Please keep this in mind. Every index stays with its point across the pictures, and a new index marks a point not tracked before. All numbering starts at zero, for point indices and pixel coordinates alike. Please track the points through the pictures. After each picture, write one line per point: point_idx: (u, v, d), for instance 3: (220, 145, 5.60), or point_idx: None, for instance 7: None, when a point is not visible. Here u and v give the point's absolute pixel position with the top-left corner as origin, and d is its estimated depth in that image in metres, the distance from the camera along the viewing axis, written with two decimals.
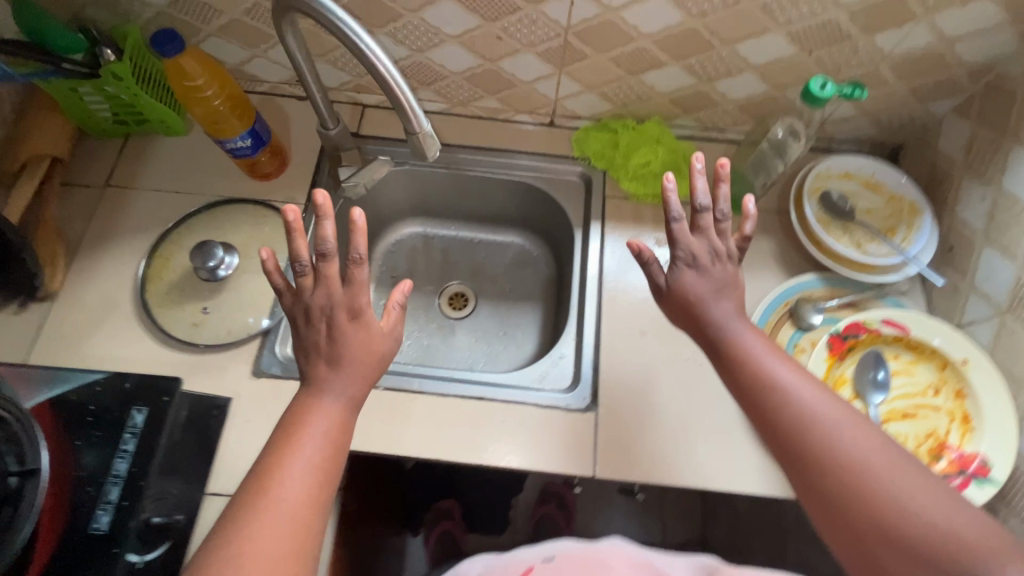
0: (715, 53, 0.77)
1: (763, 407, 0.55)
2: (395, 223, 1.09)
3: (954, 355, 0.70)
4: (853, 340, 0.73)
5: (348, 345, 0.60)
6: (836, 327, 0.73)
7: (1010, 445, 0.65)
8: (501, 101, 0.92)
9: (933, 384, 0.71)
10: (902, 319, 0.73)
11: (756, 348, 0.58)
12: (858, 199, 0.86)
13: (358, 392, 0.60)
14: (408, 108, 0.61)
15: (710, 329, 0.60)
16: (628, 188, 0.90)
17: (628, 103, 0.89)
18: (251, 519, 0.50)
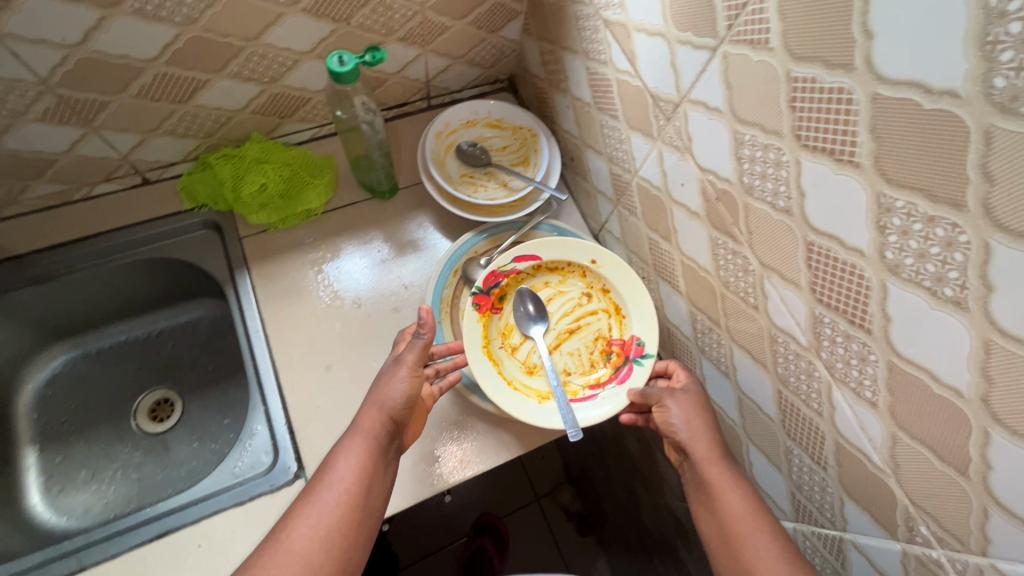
0: (250, 53, 0.68)
1: (733, 551, 0.54)
2: (35, 361, 0.88)
3: (585, 259, 0.74)
4: (498, 289, 0.73)
5: (384, 390, 0.63)
6: (475, 286, 0.72)
7: (650, 317, 0.69)
8: (58, 181, 0.74)
9: (584, 293, 0.75)
10: (529, 250, 0.74)
11: (722, 479, 0.58)
12: (487, 140, 0.87)
13: (384, 424, 0.61)
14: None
15: (703, 453, 0.60)
16: (258, 221, 0.79)
17: (212, 131, 0.77)
18: (276, 541, 0.55)
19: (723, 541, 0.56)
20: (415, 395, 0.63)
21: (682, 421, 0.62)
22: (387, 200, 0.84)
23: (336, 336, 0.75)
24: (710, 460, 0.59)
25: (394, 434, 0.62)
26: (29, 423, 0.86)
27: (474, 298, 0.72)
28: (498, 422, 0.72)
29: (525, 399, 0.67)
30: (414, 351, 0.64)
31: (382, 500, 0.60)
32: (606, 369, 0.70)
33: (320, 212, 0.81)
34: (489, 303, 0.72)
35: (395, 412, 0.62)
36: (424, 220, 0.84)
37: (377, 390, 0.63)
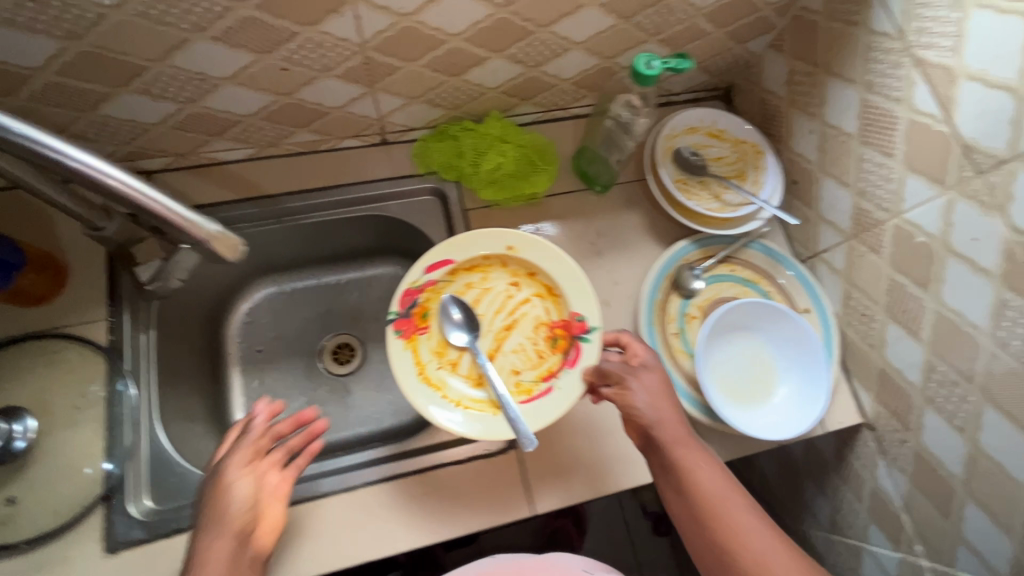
0: (535, 38, 0.69)
1: (704, 531, 0.59)
2: (245, 291, 0.95)
3: (501, 249, 0.76)
4: (417, 308, 0.73)
5: (213, 510, 0.59)
6: (393, 312, 0.71)
7: (586, 295, 0.72)
8: (318, 131, 0.78)
9: (510, 283, 0.77)
10: (436, 258, 0.74)
11: (694, 455, 0.62)
12: (707, 149, 0.87)
13: (234, 545, 0.56)
14: (151, 201, 0.49)
15: (675, 434, 0.63)
16: (486, 197, 0.82)
17: (462, 104, 0.79)
18: None
19: (693, 517, 0.60)
20: (250, 503, 0.60)
21: (646, 404, 0.65)
22: (599, 194, 0.86)
23: None
24: (685, 438, 0.63)
25: (247, 546, 0.57)
26: (233, 346, 0.93)
27: (393, 326, 0.71)
28: (697, 429, 0.75)
29: (481, 414, 0.68)
30: (247, 445, 0.63)
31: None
32: (556, 357, 0.72)
33: (540, 197, 0.84)
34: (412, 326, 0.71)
35: (246, 522, 0.58)
36: (633, 219, 0.86)
37: (208, 513, 0.59)
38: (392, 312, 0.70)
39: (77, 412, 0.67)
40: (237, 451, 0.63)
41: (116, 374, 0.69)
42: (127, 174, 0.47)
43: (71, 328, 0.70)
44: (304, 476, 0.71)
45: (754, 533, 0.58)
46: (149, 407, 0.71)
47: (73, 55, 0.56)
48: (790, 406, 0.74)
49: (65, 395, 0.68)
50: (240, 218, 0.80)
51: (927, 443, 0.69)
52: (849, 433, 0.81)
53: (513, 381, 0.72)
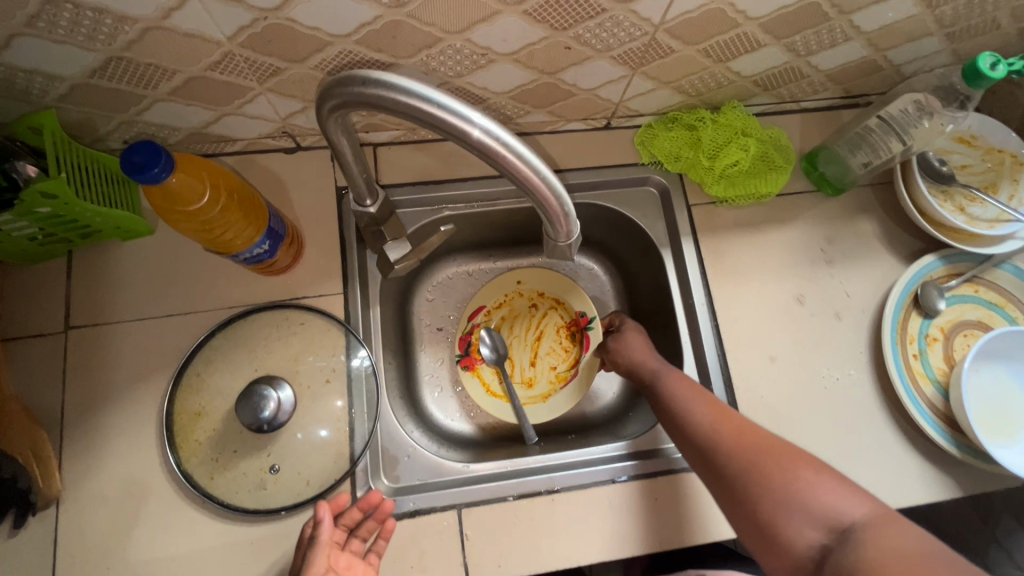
0: (827, 25, 0.63)
1: (689, 441, 0.60)
2: (429, 269, 0.93)
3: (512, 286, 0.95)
4: (472, 347, 0.90)
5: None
6: (459, 355, 0.89)
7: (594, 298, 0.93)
8: (552, 113, 0.74)
9: (530, 306, 0.96)
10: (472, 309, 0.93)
11: (665, 368, 0.67)
12: (951, 156, 0.80)
13: None
14: (538, 182, 0.41)
15: (654, 365, 0.69)
16: (715, 193, 0.77)
17: (705, 92, 0.74)
18: None
19: (666, 420, 0.64)
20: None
21: (636, 347, 0.73)
22: (829, 197, 0.80)
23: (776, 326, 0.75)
24: (661, 367, 0.68)
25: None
26: (417, 324, 0.92)
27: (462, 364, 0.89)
28: (937, 459, 0.70)
29: (536, 406, 0.89)
30: (311, 567, 0.56)
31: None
32: (576, 348, 0.94)
33: (769, 197, 0.79)
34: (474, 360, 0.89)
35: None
36: (867, 226, 0.79)
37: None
38: (457, 355, 0.89)
39: (324, 385, 0.67)
40: (313, 567, 0.56)
41: (353, 344, 0.69)
42: (525, 152, 0.40)
43: (308, 299, 0.70)
44: (527, 466, 0.72)
45: (756, 433, 0.57)
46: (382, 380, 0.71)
47: (383, 24, 0.53)
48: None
49: (309, 365, 0.68)
50: (460, 198, 0.78)
51: None
52: None
53: (557, 372, 0.93)
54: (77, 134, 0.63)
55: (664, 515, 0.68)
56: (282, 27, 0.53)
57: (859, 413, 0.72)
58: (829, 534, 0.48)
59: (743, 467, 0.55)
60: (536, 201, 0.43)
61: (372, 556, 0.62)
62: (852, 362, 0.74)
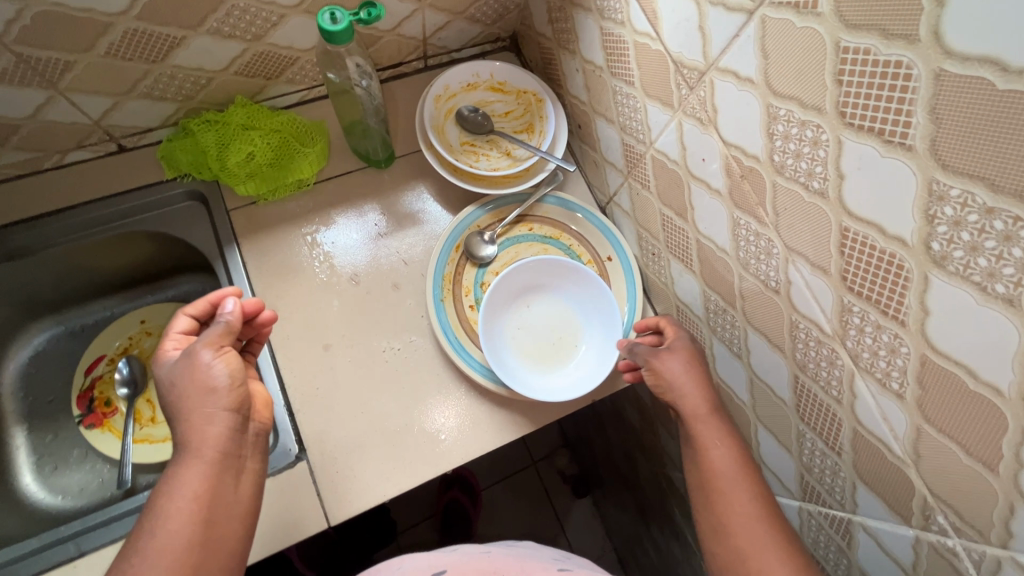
0: (228, 6, 0.61)
1: (702, 484, 0.58)
2: (18, 339, 0.84)
3: (137, 327, 0.89)
4: (97, 401, 0.84)
5: (200, 392, 0.54)
6: (78, 415, 0.83)
7: None
8: (28, 148, 0.69)
9: (162, 343, 0.89)
10: (91, 359, 0.86)
11: (695, 402, 0.61)
12: (489, 106, 0.82)
13: (219, 447, 0.53)
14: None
15: (706, 409, 0.61)
16: (245, 191, 0.74)
17: (192, 94, 0.71)
18: (182, 473, 0.51)
19: (702, 489, 0.58)
20: (241, 381, 0.57)
21: (681, 374, 0.63)
22: (383, 169, 0.79)
23: (333, 312, 0.73)
24: (704, 417, 0.60)
25: (248, 423, 0.57)
26: (12, 401, 0.82)
27: (84, 424, 0.83)
28: (500, 403, 0.71)
29: None
30: (214, 331, 0.57)
31: (252, 491, 0.55)
32: None
33: (313, 182, 0.77)
34: (96, 415, 0.83)
35: (243, 400, 0.56)
36: (423, 190, 0.80)
37: (189, 394, 0.54)
38: (75, 417, 0.83)
39: None
40: (206, 334, 0.57)
41: None
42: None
43: None
44: (68, 532, 0.65)
45: (748, 512, 0.55)
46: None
47: None
48: (596, 358, 0.71)
49: None
50: None
51: (721, 376, 0.67)
52: None
53: None
54: None
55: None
56: None
57: (422, 377, 0.71)
58: None
59: (750, 519, 0.54)
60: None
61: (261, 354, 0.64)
62: (412, 328, 0.73)
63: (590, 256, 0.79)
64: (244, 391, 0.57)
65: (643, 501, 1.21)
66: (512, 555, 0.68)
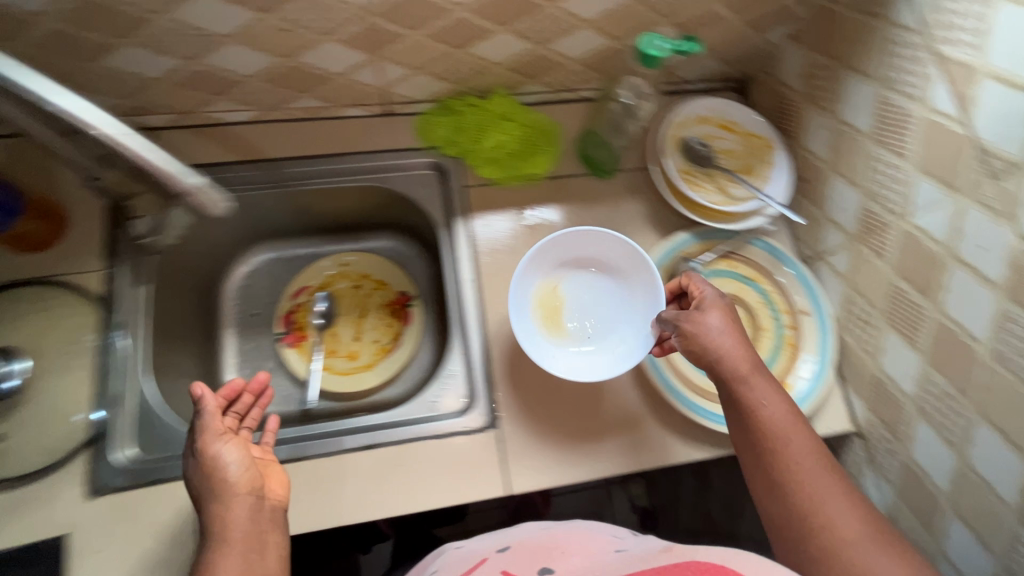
0: (541, 13, 0.68)
1: (751, 436, 0.60)
2: (243, 254, 0.95)
3: (337, 267, 0.98)
4: (295, 325, 0.94)
5: (216, 483, 0.60)
6: (279, 332, 0.94)
7: (409, 279, 0.99)
8: (322, 98, 0.78)
9: (354, 287, 0.98)
10: (297, 286, 0.96)
11: (740, 356, 0.62)
12: (716, 141, 0.85)
13: (247, 522, 0.58)
14: (154, 163, 0.50)
15: (746, 366, 0.62)
16: (485, 174, 0.81)
17: (466, 79, 0.78)
18: (218, 558, 0.56)
19: (755, 444, 0.60)
20: (249, 463, 0.62)
21: (719, 332, 0.63)
22: (603, 179, 0.84)
23: (540, 301, 0.78)
24: (742, 376, 0.61)
25: (264, 501, 0.61)
26: (229, 308, 0.93)
27: (282, 341, 0.93)
28: (680, 423, 0.74)
29: (359, 376, 0.93)
30: (208, 423, 0.64)
31: (278, 564, 0.58)
32: (399, 323, 0.97)
33: (541, 178, 0.83)
34: (295, 336, 0.93)
35: (257, 483, 0.61)
36: (637, 206, 0.84)
37: (205, 487, 0.60)
38: (276, 333, 0.94)
39: (72, 358, 0.69)
40: (207, 429, 0.63)
41: (110, 323, 0.71)
42: (123, 131, 0.48)
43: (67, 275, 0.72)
44: (287, 437, 0.73)
45: (807, 454, 0.58)
46: (144, 356, 0.72)
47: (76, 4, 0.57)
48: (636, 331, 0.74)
49: (61, 342, 0.69)
50: (239, 180, 0.80)
51: (915, 457, 0.67)
52: (840, 442, 0.79)
53: (380, 346, 0.95)
54: None
55: (410, 482, 0.70)
56: None
57: (610, 380, 0.75)
58: None
59: (811, 469, 0.57)
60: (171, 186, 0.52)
61: (265, 444, 0.68)
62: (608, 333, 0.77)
63: (785, 305, 0.80)
64: (256, 471, 0.62)
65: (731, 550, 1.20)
66: (576, 530, 0.67)
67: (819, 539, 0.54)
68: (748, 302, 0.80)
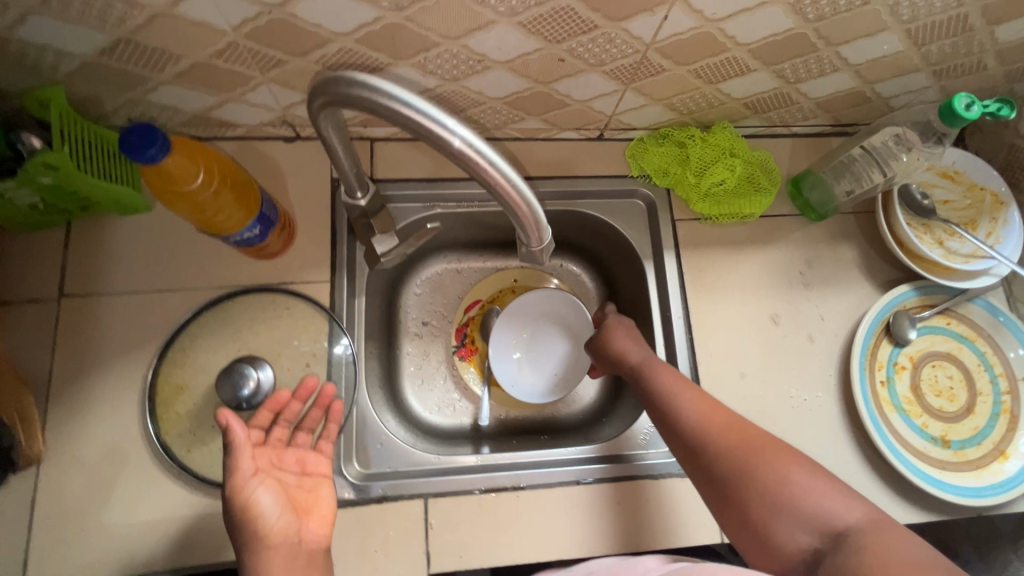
0: (815, 56, 0.65)
1: (659, 416, 0.64)
2: (421, 263, 0.95)
3: (508, 283, 0.98)
4: (467, 339, 0.95)
5: (252, 532, 0.53)
6: (453, 345, 0.94)
7: None
8: (546, 121, 0.77)
9: None
10: (469, 299, 0.96)
11: (632, 350, 0.71)
12: (935, 190, 0.82)
13: (281, 551, 0.53)
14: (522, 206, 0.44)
15: (638, 360, 0.69)
16: (699, 210, 0.79)
17: (696, 110, 0.76)
18: None
19: (661, 419, 0.63)
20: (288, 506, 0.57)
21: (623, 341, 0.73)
22: (811, 222, 0.82)
23: (752, 345, 0.76)
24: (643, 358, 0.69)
25: (302, 544, 0.55)
26: (405, 316, 0.94)
27: (457, 355, 0.94)
28: (898, 485, 0.72)
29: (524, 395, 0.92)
30: (244, 458, 0.56)
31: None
32: None
33: (752, 217, 0.81)
34: (469, 350, 0.94)
35: (293, 529, 0.56)
36: (846, 252, 0.81)
37: (240, 535, 0.54)
38: (451, 346, 0.94)
39: (304, 368, 0.70)
40: (240, 468, 0.56)
41: (335, 332, 0.71)
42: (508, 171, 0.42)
43: (296, 284, 0.73)
44: (497, 462, 0.73)
45: (728, 424, 0.60)
46: (360, 369, 0.73)
47: (382, 26, 0.56)
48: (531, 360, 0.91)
49: (293, 350, 0.70)
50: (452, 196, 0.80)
51: None
52: None
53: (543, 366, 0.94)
54: (81, 108, 0.64)
55: (629, 521, 0.69)
56: (286, 22, 0.55)
57: (826, 434, 0.73)
58: (822, 539, 0.50)
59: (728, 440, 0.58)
60: (525, 234, 0.47)
61: (320, 453, 0.64)
62: (821, 384, 0.75)
63: (1004, 369, 0.77)
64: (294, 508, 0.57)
65: None
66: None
67: (755, 480, 0.54)
68: (964, 363, 0.77)
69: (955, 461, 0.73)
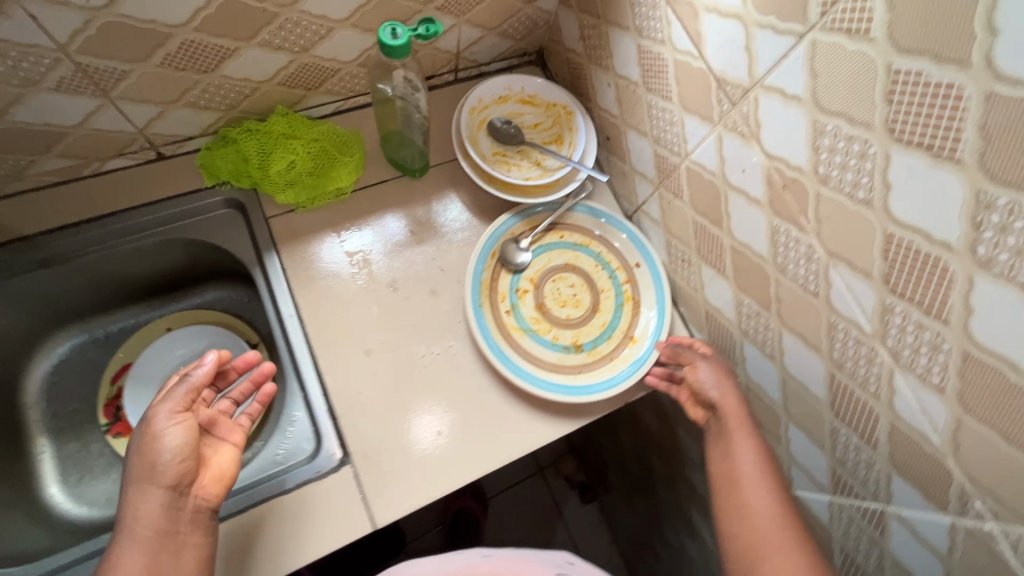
0: (282, 20, 0.63)
1: (724, 485, 0.63)
2: (43, 347, 0.82)
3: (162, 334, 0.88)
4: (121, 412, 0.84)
5: (146, 465, 0.54)
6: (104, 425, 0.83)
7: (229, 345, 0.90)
8: (69, 156, 0.69)
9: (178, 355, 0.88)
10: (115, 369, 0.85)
11: (725, 393, 0.66)
12: (520, 117, 0.84)
13: (157, 513, 0.53)
14: None
15: (730, 418, 0.65)
16: (284, 201, 0.75)
17: (234, 103, 0.72)
18: (121, 550, 0.51)
19: (725, 480, 0.63)
20: (190, 452, 0.56)
21: (714, 382, 0.67)
22: (417, 178, 0.81)
23: (373, 318, 0.73)
24: (739, 417, 0.65)
25: (189, 500, 0.55)
26: (37, 411, 0.81)
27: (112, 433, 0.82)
28: (540, 404, 0.72)
29: None
30: (182, 397, 0.58)
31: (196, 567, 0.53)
32: None
33: (348, 192, 0.78)
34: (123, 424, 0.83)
35: (186, 482, 0.55)
36: (453, 199, 0.81)
37: (134, 469, 0.54)
38: (101, 425, 0.82)
39: None
40: (168, 401, 0.57)
41: None
42: None
43: None
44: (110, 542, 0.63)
45: (768, 513, 0.59)
46: None
47: None
48: None
49: None
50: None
51: (751, 377, 0.70)
52: None
53: None
54: None
55: (261, 551, 0.61)
56: None
57: (463, 381, 0.72)
58: None
59: (761, 536, 0.58)
60: None
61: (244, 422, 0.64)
62: (450, 333, 0.74)
63: (619, 262, 0.81)
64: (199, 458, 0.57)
65: (656, 504, 1.22)
66: None
67: None
68: (583, 268, 0.80)
69: (589, 362, 0.75)
